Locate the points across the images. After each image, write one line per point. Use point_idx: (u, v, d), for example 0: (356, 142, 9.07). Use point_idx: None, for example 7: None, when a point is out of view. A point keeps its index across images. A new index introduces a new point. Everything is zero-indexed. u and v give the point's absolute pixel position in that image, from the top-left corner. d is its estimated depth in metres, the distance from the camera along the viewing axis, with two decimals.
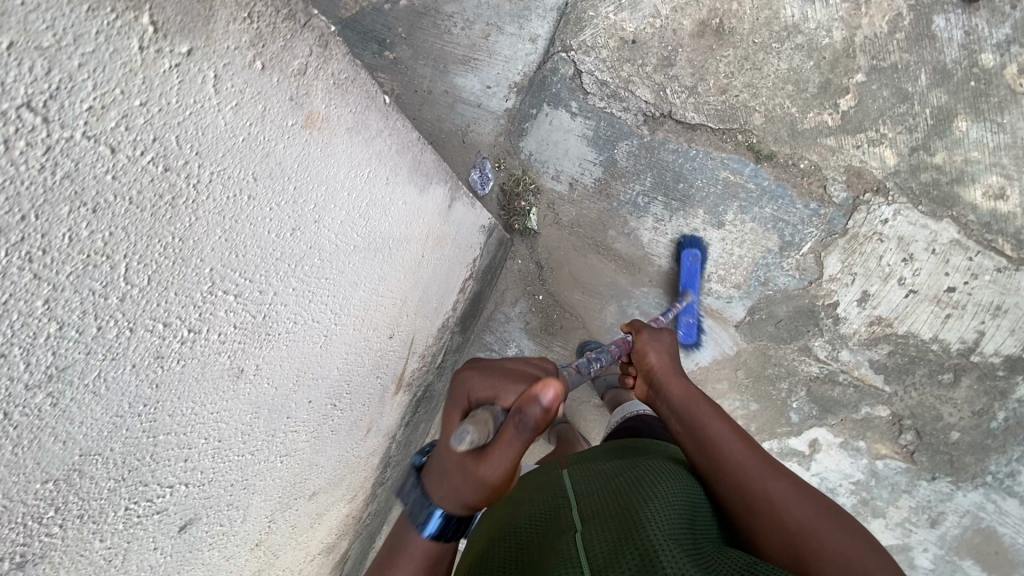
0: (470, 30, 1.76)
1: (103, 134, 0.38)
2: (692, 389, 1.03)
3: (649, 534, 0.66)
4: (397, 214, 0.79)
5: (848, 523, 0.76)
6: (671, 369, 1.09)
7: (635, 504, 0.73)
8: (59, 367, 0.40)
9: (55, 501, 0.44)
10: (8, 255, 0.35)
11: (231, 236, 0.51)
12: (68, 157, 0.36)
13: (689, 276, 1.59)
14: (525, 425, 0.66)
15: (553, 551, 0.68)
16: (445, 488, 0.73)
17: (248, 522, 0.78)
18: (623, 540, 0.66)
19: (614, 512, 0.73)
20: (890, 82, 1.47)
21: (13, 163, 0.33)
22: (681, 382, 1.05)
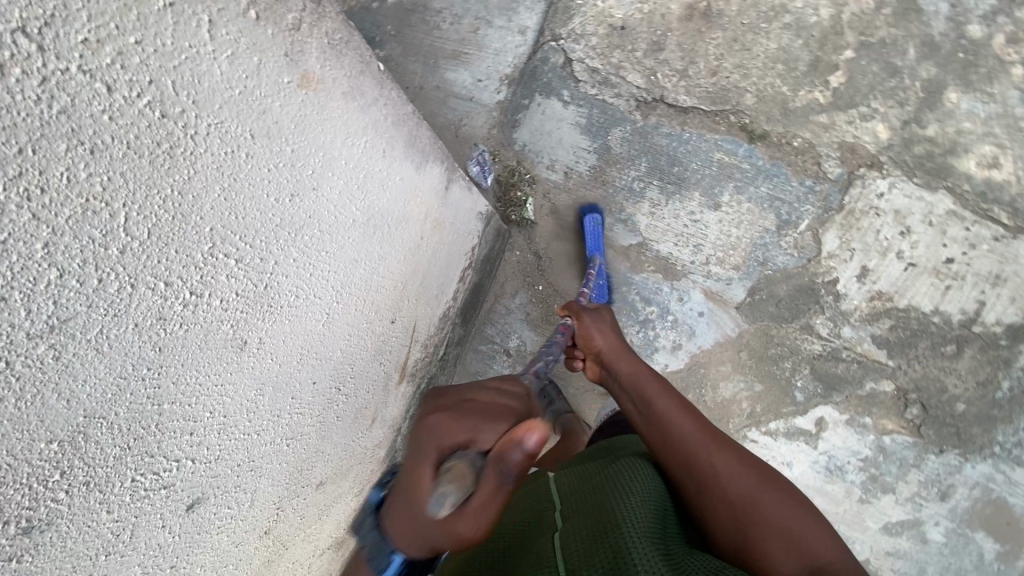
0: (459, 26, 1.78)
1: (98, 70, 0.38)
2: (640, 369, 1.06)
3: (624, 533, 0.71)
4: (396, 191, 0.79)
5: (781, 489, 0.85)
6: (620, 350, 1.11)
7: (611, 501, 0.78)
8: (61, 318, 0.39)
9: (60, 466, 0.42)
10: (7, 190, 0.34)
11: (230, 194, 0.50)
12: (64, 92, 0.36)
13: (597, 242, 1.61)
14: (508, 473, 0.60)
15: (533, 553, 0.73)
16: (405, 534, 0.64)
17: (257, 506, 0.77)
18: (600, 538, 0.72)
19: (591, 511, 0.78)
20: (879, 57, 1.48)
21: (10, 91, 0.33)
22: (629, 362, 1.08)
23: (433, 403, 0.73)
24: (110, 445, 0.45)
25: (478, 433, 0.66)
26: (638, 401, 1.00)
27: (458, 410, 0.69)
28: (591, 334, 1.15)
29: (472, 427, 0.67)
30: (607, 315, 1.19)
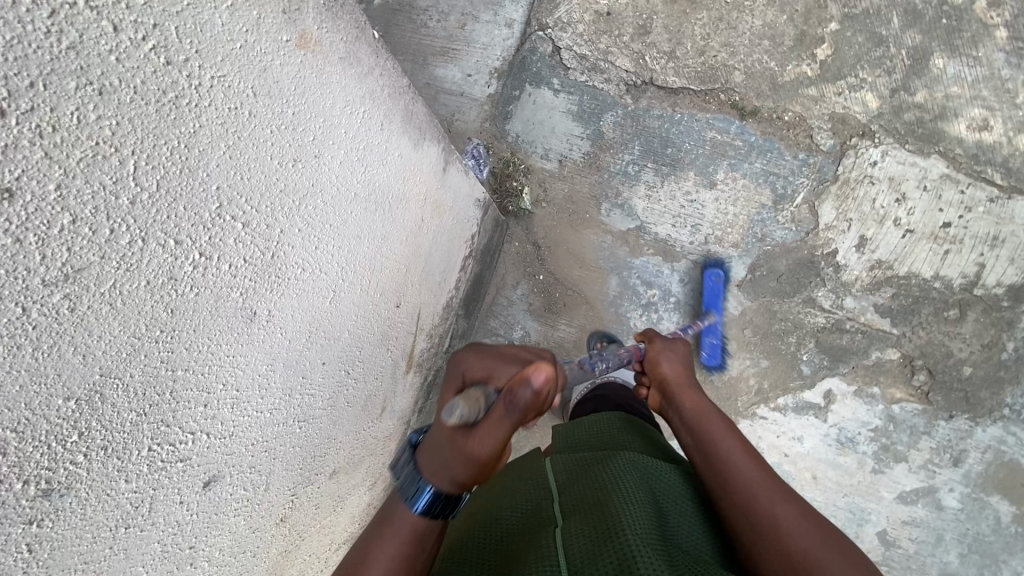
0: (446, 23, 1.79)
1: (105, 7, 0.34)
2: (704, 403, 0.99)
3: (628, 537, 0.63)
4: (394, 167, 0.79)
5: (846, 552, 0.73)
6: (685, 381, 1.05)
7: (614, 504, 0.70)
8: (74, 268, 0.36)
9: (79, 426, 0.41)
10: (19, 125, 0.31)
11: (235, 154, 0.47)
12: (72, 26, 0.32)
13: (712, 297, 1.59)
14: (514, 406, 0.61)
15: (530, 550, 0.65)
16: (435, 460, 0.69)
17: (270, 491, 0.77)
18: (601, 543, 0.63)
19: (593, 509, 0.70)
20: (863, 28, 1.48)
21: (19, 20, 0.30)
22: (693, 394, 1.02)
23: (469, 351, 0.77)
24: (126, 411, 0.44)
25: (498, 371, 0.69)
26: (697, 431, 0.94)
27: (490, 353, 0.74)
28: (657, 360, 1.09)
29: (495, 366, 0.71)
30: (677, 346, 1.12)
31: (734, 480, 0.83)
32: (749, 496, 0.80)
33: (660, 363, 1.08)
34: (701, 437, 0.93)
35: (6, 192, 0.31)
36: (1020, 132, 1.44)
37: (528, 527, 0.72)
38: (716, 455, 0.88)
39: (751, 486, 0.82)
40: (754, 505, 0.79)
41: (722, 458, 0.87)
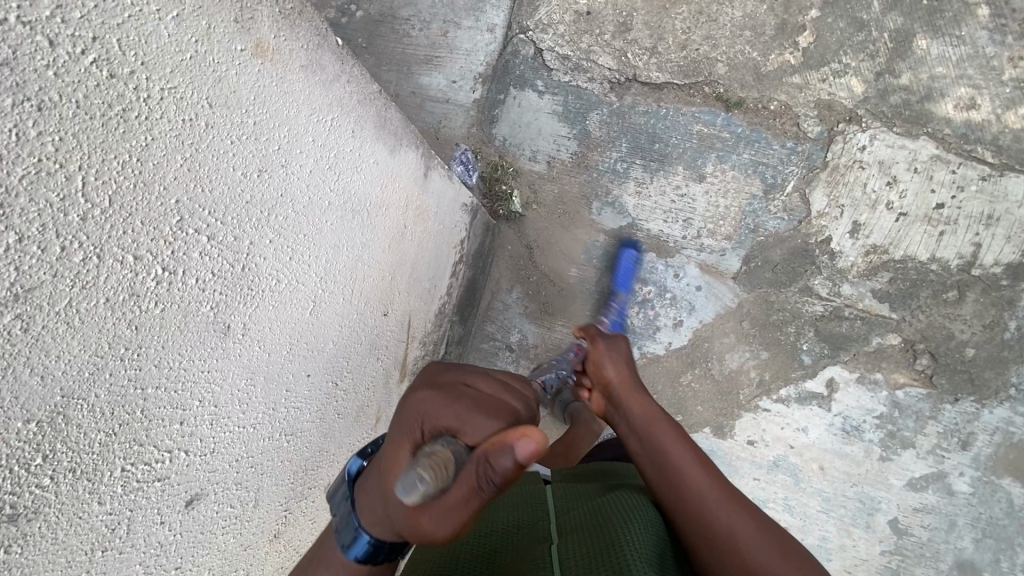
0: (428, 31, 1.80)
1: (39, 23, 0.34)
2: (649, 407, 0.95)
3: (625, 553, 0.65)
4: (370, 174, 0.79)
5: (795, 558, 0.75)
6: (629, 385, 1.01)
7: (614, 522, 0.72)
8: (25, 287, 0.35)
9: (42, 449, 0.40)
10: None
11: (194, 166, 0.46)
12: (3, 43, 0.32)
13: (626, 277, 1.62)
14: (491, 482, 0.49)
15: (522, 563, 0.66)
16: (376, 512, 0.64)
17: (260, 508, 0.76)
18: (598, 560, 0.65)
19: (589, 529, 0.72)
20: (844, 14, 1.48)
21: None
22: (638, 399, 0.98)
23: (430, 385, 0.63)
24: (93, 431, 0.44)
25: (471, 421, 0.56)
26: (649, 442, 0.89)
27: (453, 391, 0.61)
28: (601, 370, 1.05)
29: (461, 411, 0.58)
30: (620, 346, 1.09)
31: (690, 498, 0.81)
32: (703, 512, 0.79)
33: (603, 367, 1.05)
34: (652, 447, 0.88)
35: None
36: (1008, 109, 1.42)
37: (516, 539, 0.73)
38: (668, 468, 0.85)
39: (704, 499, 0.80)
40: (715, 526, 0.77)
41: (677, 471, 0.84)
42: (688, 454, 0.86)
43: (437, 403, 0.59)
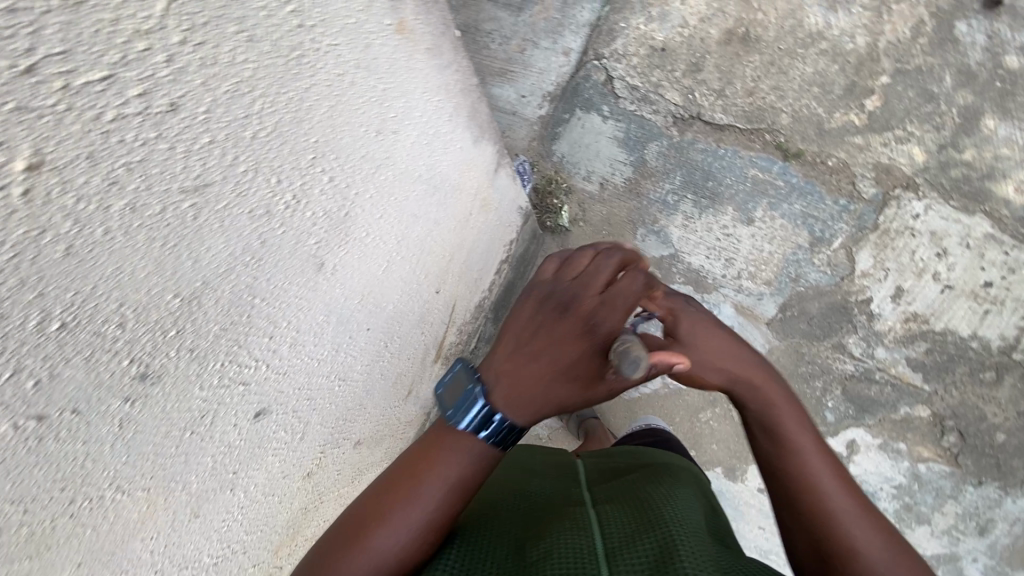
0: (506, 47, 1.81)
1: None
2: (748, 366, 0.81)
3: (668, 522, 0.64)
4: (455, 157, 0.86)
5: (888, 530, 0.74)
6: (724, 343, 0.82)
7: (656, 502, 0.70)
8: (203, 182, 0.42)
9: (176, 325, 0.47)
10: (193, 53, 0.38)
11: (334, 114, 0.54)
12: None
13: None
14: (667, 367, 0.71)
15: (564, 522, 0.67)
16: (518, 396, 0.68)
17: (304, 442, 0.82)
18: (640, 527, 0.64)
19: (630, 502, 0.72)
20: (914, 83, 1.50)
21: None
22: (739, 354, 0.82)
23: (559, 275, 0.73)
24: (210, 322, 0.51)
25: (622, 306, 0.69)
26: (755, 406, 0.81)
27: (593, 282, 0.70)
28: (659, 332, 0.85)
29: (620, 306, 0.69)
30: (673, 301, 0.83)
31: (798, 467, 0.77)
32: (812, 485, 0.76)
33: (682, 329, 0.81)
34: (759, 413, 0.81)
35: (173, 105, 0.38)
36: None
37: (551, 512, 0.71)
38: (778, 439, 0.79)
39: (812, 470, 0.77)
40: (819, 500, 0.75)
41: (788, 438, 0.79)
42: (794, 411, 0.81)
43: (591, 294, 0.69)
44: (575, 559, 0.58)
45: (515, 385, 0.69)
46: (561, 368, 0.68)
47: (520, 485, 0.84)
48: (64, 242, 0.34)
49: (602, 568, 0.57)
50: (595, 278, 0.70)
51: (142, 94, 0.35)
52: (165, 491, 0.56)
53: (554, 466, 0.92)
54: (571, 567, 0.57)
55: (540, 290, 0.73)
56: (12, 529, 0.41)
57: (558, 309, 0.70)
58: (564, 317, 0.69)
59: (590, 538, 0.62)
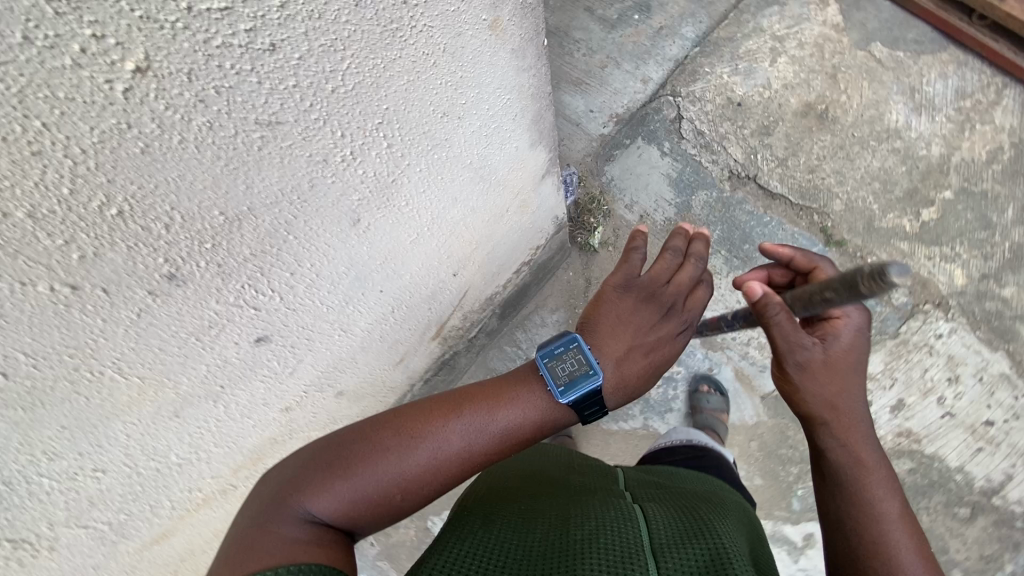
0: (590, 59, 1.96)
1: None
2: (858, 416, 0.80)
3: (716, 535, 0.67)
4: (509, 153, 0.88)
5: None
6: (846, 378, 0.81)
7: (701, 516, 0.73)
8: (277, 119, 0.46)
9: (214, 239, 0.50)
10: (302, 5, 0.41)
11: (410, 89, 0.57)
12: None
13: None
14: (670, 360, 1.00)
15: (612, 512, 0.70)
16: (630, 382, 0.85)
17: (292, 378, 0.86)
18: (687, 530, 0.68)
19: (674, 508, 0.75)
20: (975, 207, 1.62)
21: None
22: (849, 400, 0.81)
23: (656, 278, 0.89)
24: (243, 246, 0.54)
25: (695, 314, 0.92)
26: (851, 455, 0.79)
27: (683, 290, 0.90)
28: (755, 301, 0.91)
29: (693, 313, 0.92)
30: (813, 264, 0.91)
31: (875, 528, 0.76)
32: (889, 549, 0.74)
33: (832, 340, 0.81)
34: (850, 463, 0.79)
35: (273, 46, 0.42)
36: None
37: (597, 501, 0.76)
38: (860, 495, 0.78)
39: (891, 535, 0.75)
40: (887, 566, 0.73)
41: (867, 490, 0.78)
42: (876, 461, 0.80)
43: (680, 302, 0.90)
44: (622, 548, 0.62)
45: (628, 372, 0.86)
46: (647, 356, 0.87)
47: (560, 478, 0.90)
48: (143, 138, 0.39)
49: (648, 560, 0.61)
50: (686, 287, 0.90)
51: (250, 29, 0.40)
52: (158, 388, 0.61)
53: (588, 467, 0.97)
54: (617, 554, 0.62)
55: (643, 290, 0.88)
56: (19, 378, 0.46)
57: (659, 310, 0.89)
58: (662, 318, 0.89)
59: (639, 532, 0.65)
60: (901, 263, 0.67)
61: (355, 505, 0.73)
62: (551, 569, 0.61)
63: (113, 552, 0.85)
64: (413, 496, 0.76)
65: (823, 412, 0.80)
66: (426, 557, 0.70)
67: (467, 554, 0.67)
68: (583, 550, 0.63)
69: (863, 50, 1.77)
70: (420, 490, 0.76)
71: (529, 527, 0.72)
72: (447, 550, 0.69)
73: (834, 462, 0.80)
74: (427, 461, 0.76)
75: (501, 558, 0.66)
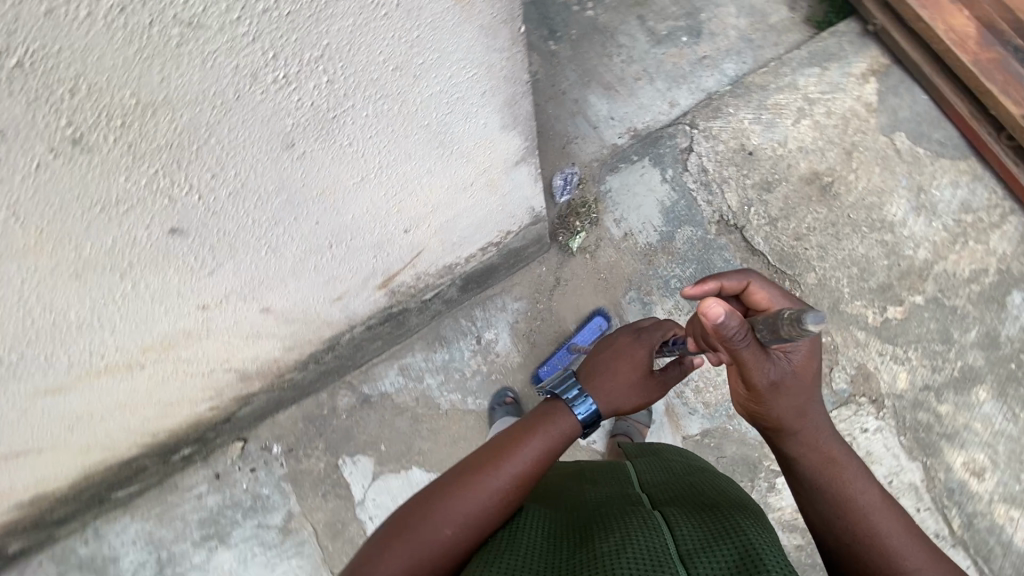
0: (625, 67, 1.95)
1: None
2: (816, 422, 0.90)
3: (745, 534, 0.77)
4: (476, 130, 0.90)
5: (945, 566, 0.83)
6: (804, 388, 0.88)
7: (728, 517, 0.82)
8: (199, 23, 0.51)
9: (125, 118, 0.55)
10: None
11: (356, 33, 0.62)
12: None
13: (586, 337, 1.73)
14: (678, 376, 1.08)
15: (636, 520, 0.80)
16: (609, 385, 1.04)
17: (211, 278, 0.89)
18: (713, 535, 0.77)
19: (698, 512, 0.85)
20: (940, 319, 1.63)
21: None
22: (809, 411, 0.89)
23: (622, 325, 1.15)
24: (157, 134, 0.59)
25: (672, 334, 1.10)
26: (819, 460, 0.90)
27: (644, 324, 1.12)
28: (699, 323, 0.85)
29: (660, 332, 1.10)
30: (743, 281, 0.93)
31: (864, 521, 0.86)
32: (873, 534, 0.85)
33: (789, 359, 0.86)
34: (822, 468, 0.90)
35: None
36: (1001, 503, 1.52)
37: (618, 510, 0.85)
38: (841, 494, 0.88)
39: (876, 520, 0.86)
40: (885, 551, 0.84)
41: (841, 489, 0.88)
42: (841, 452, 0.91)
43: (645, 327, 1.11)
44: (651, 558, 0.71)
45: (608, 380, 1.05)
46: (628, 363, 1.06)
47: (579, 488, 1.00)
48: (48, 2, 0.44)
49: (679, 567, 0.70)
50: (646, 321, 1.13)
51: None
52: (57, 244, 0.65)
53: (609, 470, 1.08)
54: (647, 564, 0.70)
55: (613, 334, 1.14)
56: None
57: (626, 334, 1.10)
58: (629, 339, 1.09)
59: (672, 542, 0.75)
60: (816, 310, 0.68)
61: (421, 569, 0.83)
62: None
63: (5, 386, 0.89)
64: (474, 541, 0.87)
65: (785, 426, 0.90)
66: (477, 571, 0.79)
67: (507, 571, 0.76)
68: (614, 563, 0.71)
69: (885, 135, 1.77)
70: (477, 535, 0.87)
71: (563, 548, 0.81)
72: (491, 567, 0.77)
73: (806, 472, 0.91)
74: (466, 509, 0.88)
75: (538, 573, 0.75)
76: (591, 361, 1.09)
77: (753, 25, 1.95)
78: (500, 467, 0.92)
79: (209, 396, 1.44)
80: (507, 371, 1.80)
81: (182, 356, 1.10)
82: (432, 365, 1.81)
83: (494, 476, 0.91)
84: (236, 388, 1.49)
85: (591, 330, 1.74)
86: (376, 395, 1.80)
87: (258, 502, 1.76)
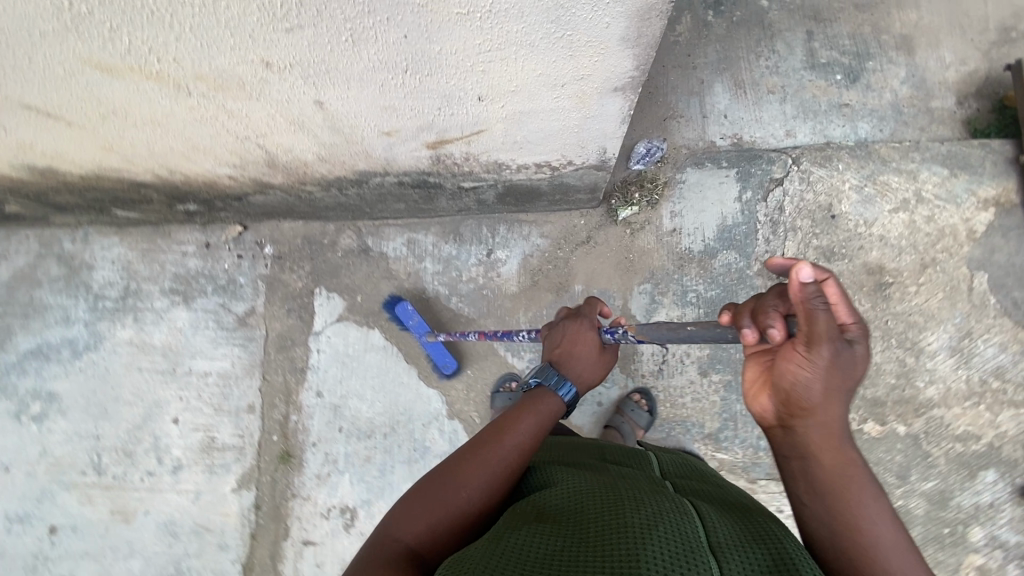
0: (766, 74, 1.83)
1: None
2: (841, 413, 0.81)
3: (786, 544, 0.79)
4: (599, 22, 0.86)
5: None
6: (852, 377, 0.78)
7: (765, 526, 0.85)
8: None
9: None
10: None
11: None
12: None
13: (438, 353, 1.76)
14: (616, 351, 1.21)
15: (668, 505, 0.83)
16: (575, 371, 1.14)
17: (286, 37, 0.90)
18: (748, 538, 0.80)
19: (730, 516, 0.87)
20: (908, 456, 1.61)
21: None
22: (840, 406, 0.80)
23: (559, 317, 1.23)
24: None
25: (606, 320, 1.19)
26: (832, 458, 0.82)
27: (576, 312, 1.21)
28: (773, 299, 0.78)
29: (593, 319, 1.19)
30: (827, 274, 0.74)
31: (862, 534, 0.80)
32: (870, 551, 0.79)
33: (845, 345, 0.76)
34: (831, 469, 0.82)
35: None
36: None
37: (643, 488, 0.89)
38: (843, 500, 0.82)
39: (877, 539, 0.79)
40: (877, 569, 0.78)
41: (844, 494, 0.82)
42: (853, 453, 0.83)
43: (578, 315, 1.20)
44: (685, 543, 0.74)
45: (572, 368, 1.15)
46: (585, 351, 1.15)
47: (598, 463, 1.04)
48: None
49: (711, 559, 0.73)
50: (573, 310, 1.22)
51: None
52: None
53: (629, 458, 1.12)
54: (681, 548, 0.74)
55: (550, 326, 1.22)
56: None
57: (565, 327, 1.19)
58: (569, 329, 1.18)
59: (708, 536, 0.77)
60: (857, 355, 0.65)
61: (433, 523, 0.92)
62: (614, 546, 0.73)
63: (63, 38, 0.92)
64: (487, 500, 0.96)
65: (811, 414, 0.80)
66: (500, 531, 0.82)
67: (535, 534, 0.78)
68: (643, 538, 0.74)
69: (968, 268, 1.68)
70: (490, 494, 0.97)
71: (586, 507, 0.84)
72: (518, 530, 0.81)
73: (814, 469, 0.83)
74: (477, 479, 0.96)
75: (563, 533, 0.78)
76: (552, 355, 1.17)
77: (913, 98, 1.80)
78: (503, 442, 1.01)
79: (234, 163, 1.47)
80: (500, 292, 1.80)
81: (229, 108, 1.12)
82: (438, 252, 1.82)
83: (499, 450, 1.00)
84: (258, 170, 1.51)
85: (439, 350, 1.75)
86: (376, 250, 1.83)
87: (230, 286, 1.83)
